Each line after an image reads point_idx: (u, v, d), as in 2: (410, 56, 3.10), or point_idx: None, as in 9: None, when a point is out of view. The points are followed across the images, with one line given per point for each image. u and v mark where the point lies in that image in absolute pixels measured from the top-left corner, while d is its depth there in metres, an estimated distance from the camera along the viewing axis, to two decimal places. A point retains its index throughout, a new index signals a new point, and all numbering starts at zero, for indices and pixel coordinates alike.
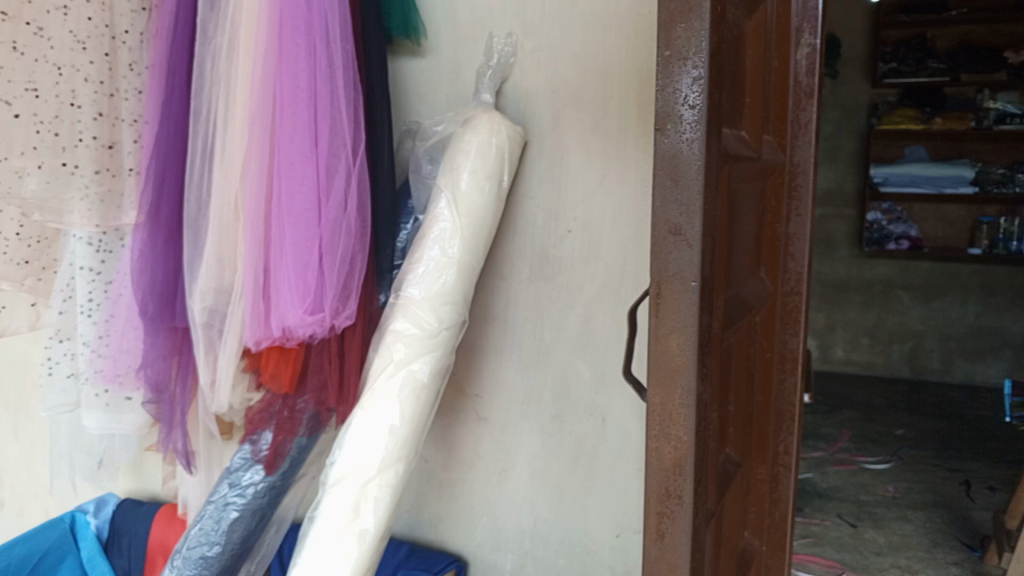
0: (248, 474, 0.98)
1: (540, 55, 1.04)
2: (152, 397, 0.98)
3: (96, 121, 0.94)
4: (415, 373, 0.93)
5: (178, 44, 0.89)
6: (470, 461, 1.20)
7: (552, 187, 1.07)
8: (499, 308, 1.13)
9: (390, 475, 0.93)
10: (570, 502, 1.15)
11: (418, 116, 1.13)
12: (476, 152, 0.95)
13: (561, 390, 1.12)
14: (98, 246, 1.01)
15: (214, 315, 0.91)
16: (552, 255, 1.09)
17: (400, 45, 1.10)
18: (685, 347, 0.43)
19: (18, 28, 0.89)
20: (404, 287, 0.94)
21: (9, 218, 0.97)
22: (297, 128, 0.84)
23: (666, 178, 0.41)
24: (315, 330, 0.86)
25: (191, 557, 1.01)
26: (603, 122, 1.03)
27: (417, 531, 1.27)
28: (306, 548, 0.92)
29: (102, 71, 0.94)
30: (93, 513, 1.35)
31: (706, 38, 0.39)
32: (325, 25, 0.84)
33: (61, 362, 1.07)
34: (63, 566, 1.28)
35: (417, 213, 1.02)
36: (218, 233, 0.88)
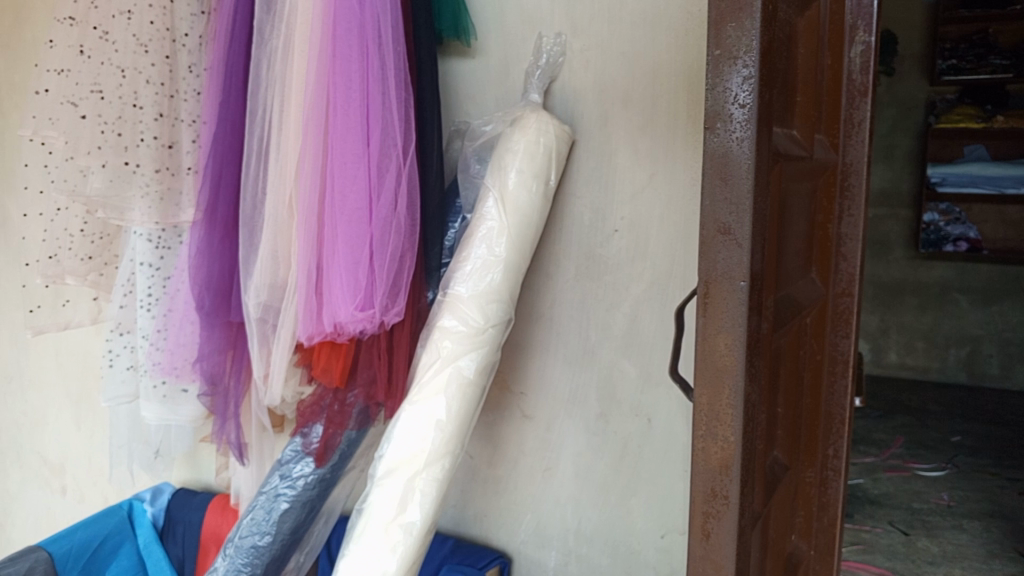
0: (299, 466, 1.01)
1: (589, 55, 1.04)
2: (207, 390, 1.01)
3: (157, 121, 0.97)
4: (462, 369, 0.94)
5: (237, 47, 0.91)
6: (515, 458, 1.21)
7: (600, 186, 1.07)
8: (545, 306, 1.14)
9: (437, 470, 0.94)
10: (615, 502, 1.15)
11: (466, 116, 1.14)
12: (524, 151, 0.96)
13: (607, 390, 1.12)
14: (157, 242, 1.05)
15: (268, 311, 0.93)
16: (598, 255, 1.09)
17: (450, 46, 1.12)
18: (733, 347, 0.43)
19: (85, 33, 0.94)
20: (451, 284, 0.95)
21: (74, 215, 1.03)
22: (349, 128, 0.86)
23: (716, 177, 0.42)
24: (365, 326, 0.88)
25: (243, 546, 1.03)
26: (652, 121, 1.02)
27: (461, 526, 1.28)
28: (355, 540, 0.94)
29: (163, 72, 0.97)
30: (150, 501, 1.40)
31: (757, 37, 0.39)
32: (378, 26, 0.85)
33: (121, 354, 1.11)
34: (121, 551, 1.33)
35: (464, 212, 1.03)
36: (273, 230, 0.90)
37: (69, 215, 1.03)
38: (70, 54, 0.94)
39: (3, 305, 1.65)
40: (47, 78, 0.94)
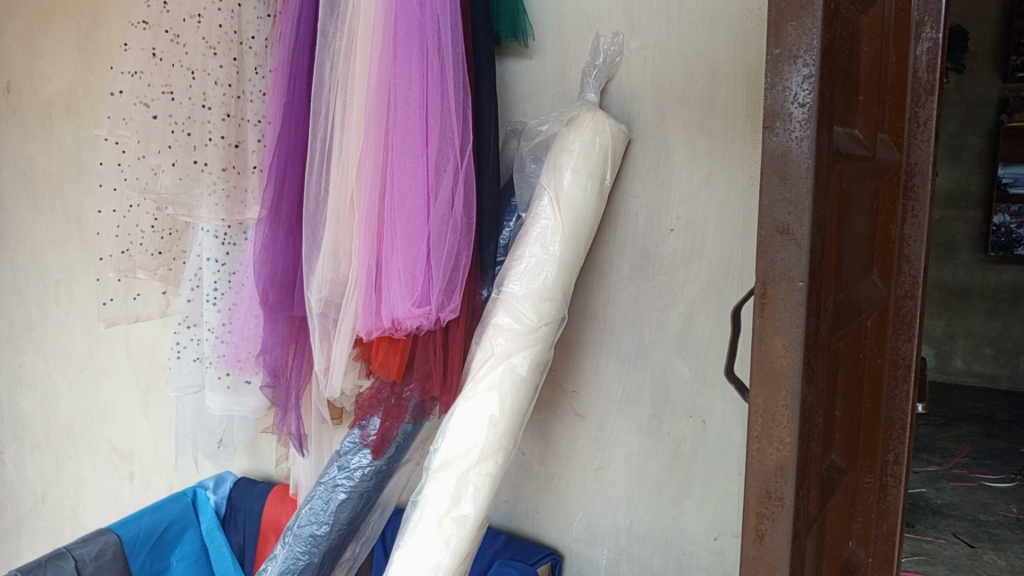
0: (357, 457, 1.03)
1: (646, 54, 1.04)
2: (269, 381, 1.04)
3: (224, 122, 1.01)
4: (515, 366, 0.95)
5: (300, 49, 0.94)
6: (567, 456, 1.21)
7: (655, 185, 1.07)
8: (599, 305, 1.14)
9: (490, 465, 0.95)
10: (667, 503, 1.14)
11: (523, 115, 1.15)
12: (580, 151, 0.96)
13: (660, 390, 1.12)
14: (223, 239, 1.09)
15: (330, 306, 0.96)
16: (654, 254, 1.09)
17: (508, 47, 1.13)
18: (790, 349, 0.43)
19: (157, 36, 0.98)
20: (506, 282, 0.96)
21: (145, 212, 1.07)
22: (409, 128, 0.87)
23: (775, 177, 0.41)
24: (422, 322, 0.89)
25: (302, 535, 1.06)
26: (709, 120, 1.02)
27: (513, 522, 1.29)
28: (410, 532, 0.96)
29: (230, 74, 1.00)
30: (212, 489, 1.44)
31: (818, 37, 0.39)
32: (438, 28, 0.87)
33: (187, 346, 1.15)
34: (185, 537, 1.37)
35: (519, 211, 1.04)
36: (334, 227, 0.93)
37: (141, 212, 1.07)
38: (143, 57, 0.98)
39: (77, 298, 1.72)
40: (120, 80, 0.98)
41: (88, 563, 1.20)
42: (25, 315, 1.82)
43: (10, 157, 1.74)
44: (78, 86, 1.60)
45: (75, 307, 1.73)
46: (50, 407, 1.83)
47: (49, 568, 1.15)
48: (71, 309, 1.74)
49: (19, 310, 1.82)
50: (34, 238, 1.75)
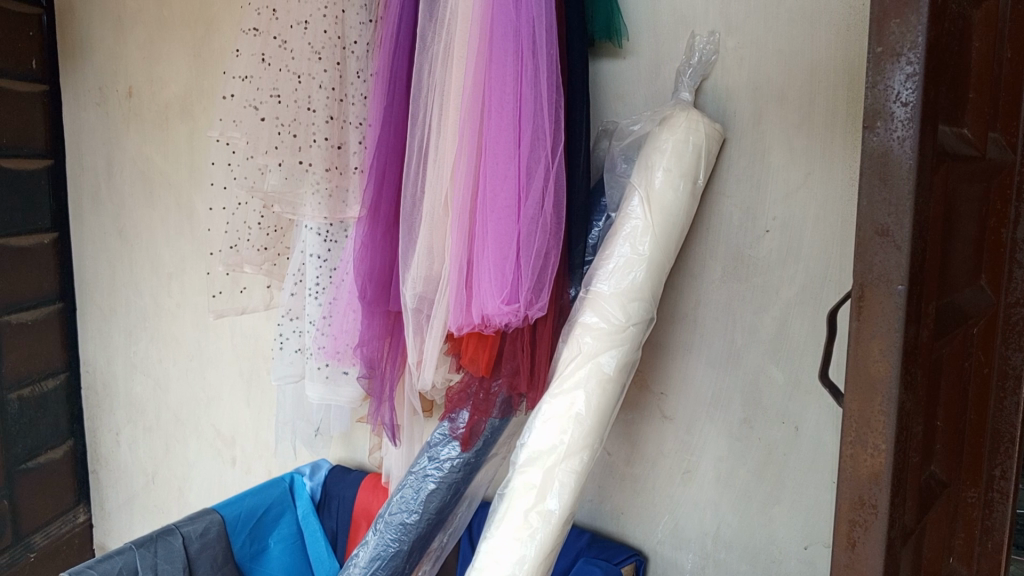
0: (446, 449, 1.06)
1: (743, 53, 1.03)
2: (365, 372, 1.08)
3: (327, 124, 1.05)
4: (602, 365, 0.95)
5: (400, 52, 0.98)
6: (653, 459, 1.20)
7: (750, 186, 1.05)
8: (689, 307, 1.13)
9: (576, 462, 0.95)
10: (757, 510, 1.12)
11: (614, 115, 1.14)
12: (672, 150, 0.96)
13: (752, 395, 1.10)
14: (326, 236, 1.13)
15: (423, 301, 0.99)
16: (748, 256, 1.07)
17: (602, 47, 1.13)
18: (887, 354, 0.44)
19: (267, 42, 1.03)
20: (594, 282, 0.97)
21: (253, 209, 1.13)
22: (502, 129, 0.89)
23: (875, 177, 0.43)
24: (511, 320, 0.90)
25: (393, 522, 1.10)
26: (809, 119, 0.99)
27: (598, 522, 1.28)
28: (496, 524, 0.98)
29: (334, 78, 1.04)
30: (309, 475, 1.50)
31: (922, 34, 0.40)
32: (533, 31, 0.88)
33: (290, 338, 1.21)
34: (282, 520, 1.43)
35: (609, 211, 1.04)
36: (429, 227, 0.95)
37: (248, 209, 1.13)
38: (253, 62, 1.04)
39: (188, 291, 1.83)
40: (232, 84, 1.05)
41: (194, 541, 1.26)
42: (140, 305, 1.93)
43: (129, 156, 1.85)
44: (192, 90, 1.70)
45: (186, 299, 1.84)
46: (161, 392, 1.95)
47: (159, 543, 1.22)
48: (182, 301, 1.85)
49: (135, 300, 1.94)
50: (150, 233, 1.86)
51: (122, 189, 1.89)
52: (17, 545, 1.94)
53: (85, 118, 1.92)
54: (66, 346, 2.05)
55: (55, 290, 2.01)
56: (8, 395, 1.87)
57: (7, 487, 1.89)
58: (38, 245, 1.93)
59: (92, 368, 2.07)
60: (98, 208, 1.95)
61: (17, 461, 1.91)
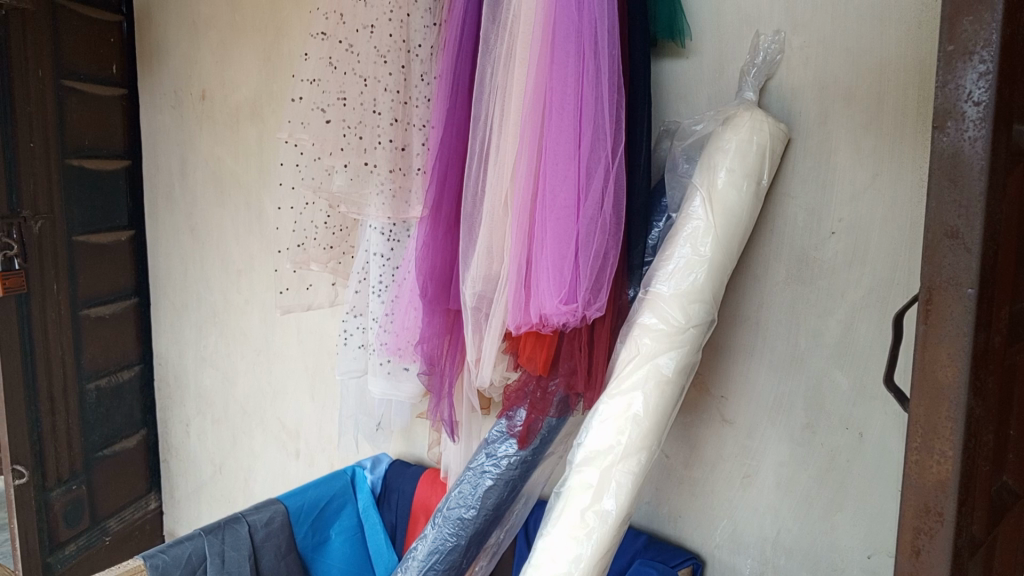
0: (503, 446, 1.08)
1: (809, 52, 1.01)
2: (426, 368, 1.10)
3: (392, 126, 1.07)
4: (661, 367, 0.95)
5: (464, 54, 1.00)
6: (712, 462, 1.19)
7: (816, 186, 1.03)
8: (751, 309, 1.11)
9: (633, 463, 0.95)
10: (818, 516, 1.10)
11: (677, 115, 1.14)
12: (735, 150, 0.95)
13: (815, 400, 1.08)
14: (389, 236, 1.16)
15: (483, 300, 1.00)
16: (812, 258, 1.05)
17: (664, 47, 1.12)
18: (955, 358, 0.44)
19: (334, 46, 1.06)
20: (653, 283, 0.96)
21: (320, 209, 1.16)
22: (563, 129, 0.90)
23: (945, 177, 0.43)
24: (569, 319, 0.90)
25: (451, 516, 1.12)
26: (877, 118, 0.97)
27: (655, 524, 1.27)
28: (553, 521, 0.98)
29: (399, 81, 1.06)
30: (369, 469, 1.54)
31: (996, 31, 0.40)
32: (595, 31, 0.88)
33: (354, 334, 1.24)
34: (344, 512, 1.47)
35: (669, 211, 1.04)
36: (489, 226, 0.97)
37: (315, 210, 1.16)
38: (321, 65, 1.07)
39: (256, 287, 1.89)
40: (301, 87, 1.08)
41: (259, 529, 1.30)
42: (210, 300, 2.00)
43: (202, 157, 1.92)
44: (262, 93, 1.76)
45: (254, 295, 1.90)
46: (229, 385, 2.01)
47: (226, 531, 1.26)
48: (250, 297, 1.91)
49: (205, 296, 2.01)
50: (220, 231, 1.93)
51: (194, 189, 1.96)
52: (94, 528, 2.01)
53: (160, 120, 2.00)
54: (140, 339, 2.14)
55: (131, 285, 2.09)
56: (86, 384, 1.95)
57: (85, 472, 1.96)
58: (116, 242, 2.02)
59: (165, 361, 2.16)
60: (171, 206, 2.03)
61: (93, 449, 1.99)
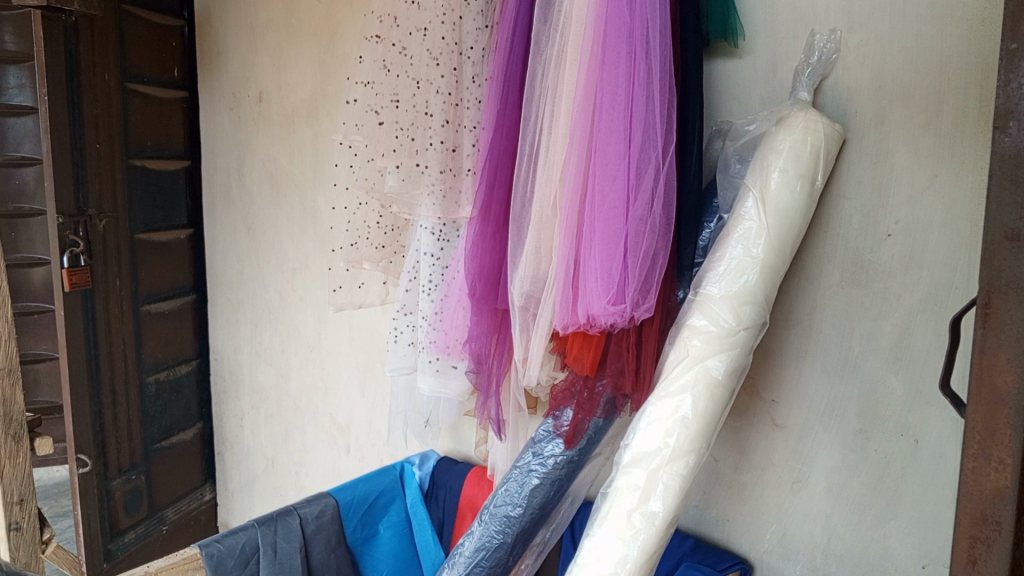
0: (550, 446, 1.08)
1: (866, 51, 0.99)
2: (473, 367, 1.11)
3: (443, 128, 1.08)
4: (710, 369, 0.94)
5: (515, 56, 1.00)
6: (762, 466, 1.17)
7: (872, 188, 1.01)
8: (804, 311, 1.10)
9: (681, 466, 0.95)
10: (871, 524, 1.08)
11: (729, 115, 1.13)
12: (789, 151, 0.94)
13: (869, 405, 1.06)
14: (439, 235, 1.17)
15: (530, 300, 1.01)
16: (867, 261, 1.03)
17: (717, 46, 1.11)
18: (1013, 364, 0.45)
19: (387, 49, 1.09)
20: (704, 284, 0.96)
21: (372, 209, 1.19)
22: (613, 130, 0.90)
23: (1006, 178, 0.45)
24: (616, 320, 0.90)
25: (497, 514, 1.13)
26: (937, 118, 0.95)
27: (702, 528, 1.25)
28: (599, 522, 0.99)
29: (450, 83, 1.07)
30: (418, 465, 1.56)
31: None
32: (647, 32, 0.88)
33: (404, 332, 1.26)
34: (392, 507, 1.49)
35: (721, 212, 1.03)
36: (538, 227, 0.97)
37: (368, 210, 1.19)
38: (376, 68, 1.10)
39: (310, 285, 1.93)
40: (356, 89, 1.12)
41: (310, 522, 1.33)
42: (266, 297, 2.05)
43: (258, 157, 1.97)
44: (317, 95, 1.79)
45: (308, 293, 1.94)
46: (283, 380, 2.06)
47: (279, 522, 1.29)
48: (304, 294, 1.95)
49: (260, 293, 2.06)
50: (276, 230, 1.98)
51: (251, 188, 2.01)
52: (152, 518, 2.08)
53: (219, 122, 2.06)
54: (197, 334, 2.21)
55: (190, 282, 2.16)
56: (146, 377, 2.02)
57: (144, 462, 2.03)
58: (175, 240, 2.09)
59: (221, 357, 2.22)
60: (229, 205, 2.09)
61: (152, 440, 2.06)
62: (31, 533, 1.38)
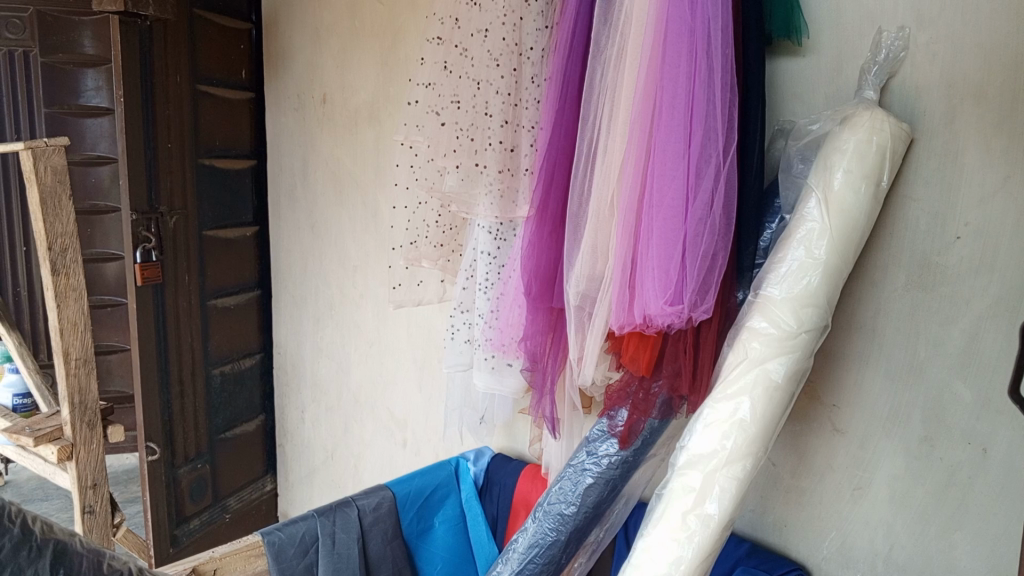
0: (605, 445, 1.09)
1: (936, 48, 0.96)
2: (529, 366, 1.12)
3: (502, 128, 1.09)
4: (770, 372, 0.93)
5: (574, 56, 1.01)
6: (822, 472, 1.15)
7: (941, 189, 0.98)
8: (867, 315, 1.07)
9: (738, 469, 0.94)
10: (935, 534, 1.05)
11: (791, 115, 1.11)
12: (854, 151, 0.92)
13: (934, 412, 1.03)
14: (496, 234, 1.18)
15: (586, 299, 1.01)
16: (935, 264, 1.00)
17: (780, 45, 1.10)
18: None
19: (449, 50, 1.11)
20: (764, 286, 0.95)
21: (432, 208, 1.21)
22: (673, 129, 0.89)
23: None
24: (674, 321, 0.90)
25: (551, 511, 1.13)
26: (1011, 117, 0.92)
27: (758, 532, 1.24)
28: (653, 523, 0.98)
29: (510, 84, 1.08)
30: (473, 461, 1.58)
31: None
32: (708, 31, 0.87)
33: (460, 329, 1.27)
34: (447, 502, 1.51)
35: (783, 213, 1.01)
36: (595, 226, 0.98)
37: (427, 209, 1.21)
38: (436, 69, 1.13)
39: (370, 282, 1.97)
40: (418, 91, 1.15)
41: (368, 513, 1.36)
42: (327, 293, 2.10)
43: (322, 157, 2.02)
44: (379, 96, 1.83)
45: (368, 290, 1.98)
46: (342, 374, 2.11)
47: (338, 513, 1.32)
48: (365, 291, 1.99)
49: (322, 289, 2.11)
50: (338, 228, 2.02)
51: (314, 187, 2.06)
52: (216, 505, 2.16)
53: (284, 122, 2.12)
54: (261, 329, 2.28)
55: (255, 278, 2.23)
56: (213, 369, 2.09)
57: (209, 452, 2.10)
58: (241, 237, 2.15)
59: (284, 351, 2.28)
60: (293, 204, 2.14)
61: (217, 431, 2.13)
62: (104, 517, 1.46)
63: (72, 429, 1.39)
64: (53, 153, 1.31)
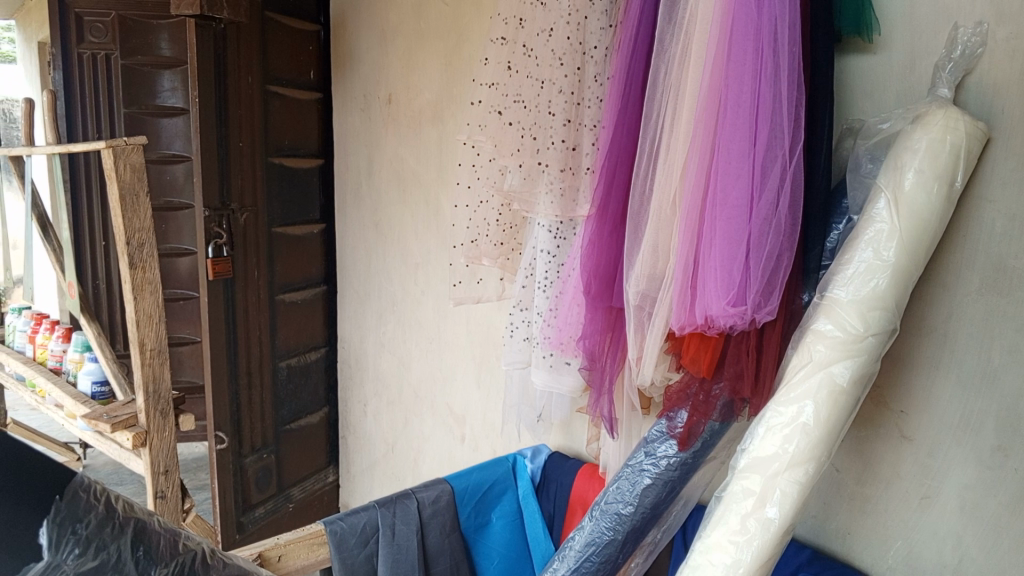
0: (663, 446, 1.08)
1: (1016, 44, 0.93)
2: (587, 364, 1.12)
3: (564, 127, 1.10)
4: (835, 376, 0.91)
5: (637, 55, 1.01)
6: (888, 479, 1.12)
7: (1019, 190, 0.94)
8: (938, 319, 1.04)
9: (800, 473, 0.92)
10: (1009, 548, 1.00)
11: (860, 113, 1.09)
12: (926, 150, 0.89)
13: (1009, 421, 0.99)
14: (556, 233, 1.18)
15: (646, 299, 1.01)
16: (1011, 268, 0.97)
17: (850, 42, 1.07)
18: None
19: (514, 50, 1.13)
20: (830, 288, 0.93)
21: (492, 207, 1.23)
22: (738, 127, 0.88)
23: None
24: (736, 322, 0.89)
25: (609, 510, 1.14)
26: None
27: (821, 539, 1.22)
28: (713, 524, 0.98)
29: (573, 83, 1.08)
30: (530, 458, 1.59)
31: None
32: (775, 27, 0.86)
33: (519, 327, 1.29)
34: (504, 497, 1.53)
35: (851, 213, 0.99)
36: (656, 226, 0.98)
37: (488, 208, 1.23)
38: (499, 69, 1.15)
39: (431, 279, 2.00)
40: (481, 90, 1.17)
41: (427, 506, 1.38)
42: (390, 290, 2.14)
43: (386, 156, 2.06)
44: (443, 96, 1.85)
45: (430, 287, 2.01)
46: (403, 369, 2.14)
47: (398, 505, 1.35)
48: (426, 288, 2.02)
49: (385, 285, 2.15)
50: (401, 225, 2.06)
51: (379, 186, 2.11)
52: (281, 494, 2.22)
53: (351, 122, 2.17)
54: (326, 323, 2.34)
55: (320, 274, 2.29)
56: (280, 362, 2.15)
57: (274, 442, 2.17)
58: (309, 234, 2.21)
59: (348, 345, 2.34)
60: (359, 202, 2.19)
61: (283, 422, 2.19)
62: (174, 501, 1.52)
63: (146, 416, 1.46)
64: (132, 151, 1.36)
